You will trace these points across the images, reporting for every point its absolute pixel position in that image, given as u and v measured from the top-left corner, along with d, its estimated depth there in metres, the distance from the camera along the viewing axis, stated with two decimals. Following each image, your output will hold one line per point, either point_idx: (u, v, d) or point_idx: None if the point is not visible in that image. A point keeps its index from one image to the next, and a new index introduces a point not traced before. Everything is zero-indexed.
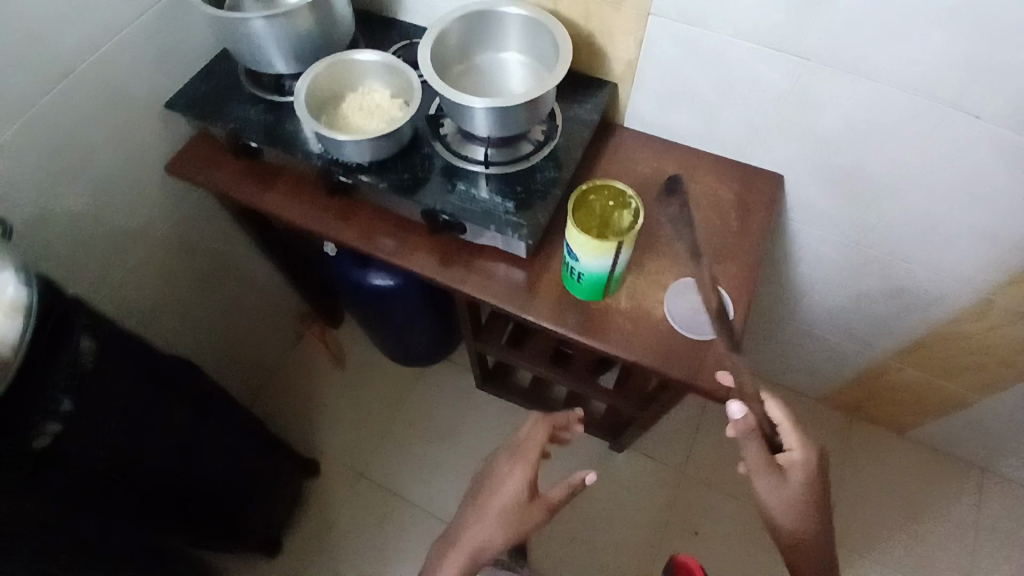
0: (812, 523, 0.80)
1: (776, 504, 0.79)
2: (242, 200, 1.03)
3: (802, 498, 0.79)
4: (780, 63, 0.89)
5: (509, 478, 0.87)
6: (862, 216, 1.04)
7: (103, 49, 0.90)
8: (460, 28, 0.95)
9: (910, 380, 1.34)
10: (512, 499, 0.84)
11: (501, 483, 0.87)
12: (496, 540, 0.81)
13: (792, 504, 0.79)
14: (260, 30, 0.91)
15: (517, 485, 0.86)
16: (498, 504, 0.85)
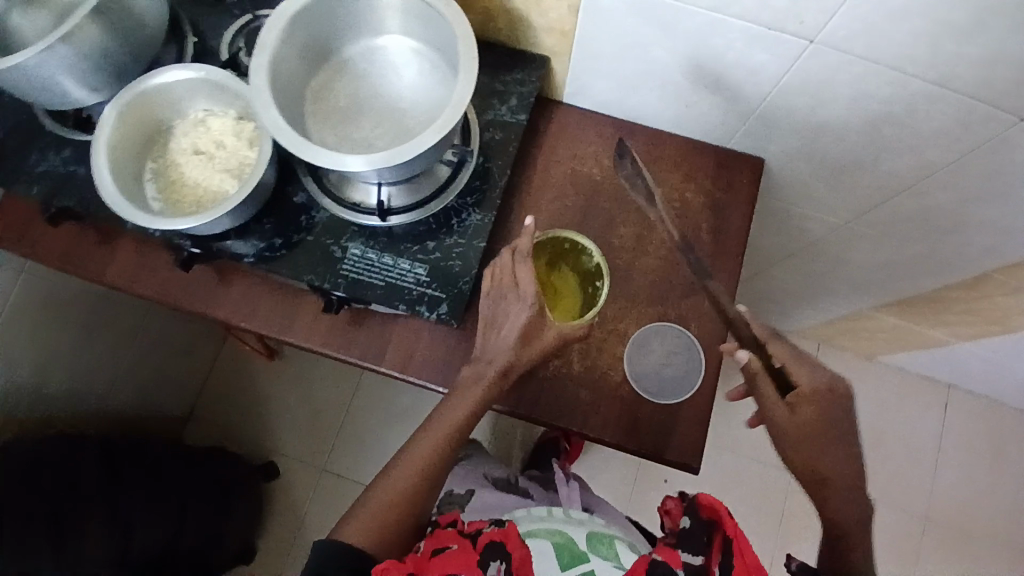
0: (839, 462, 0.67)
1: (790, 446, 0.67)
2: (79, 274, 0.80)
3: (818, 437, 0.66)
4: (772, 45, 0.64)
5: (515, 308, 0.68)
6: (858, 195, 0.85)
7: None
8: (314, 16, 0.67)
9: (889, 325, 1.24)
10: (520, 334, 0.67)
11: (504, 311, 0.69)
12: (513, 367, 0.68)
13: (809, 445, 0.66)
14: (31, 65, 0.64)
15: (526, 310, 0.67)
16: (505, 334, 0.68)
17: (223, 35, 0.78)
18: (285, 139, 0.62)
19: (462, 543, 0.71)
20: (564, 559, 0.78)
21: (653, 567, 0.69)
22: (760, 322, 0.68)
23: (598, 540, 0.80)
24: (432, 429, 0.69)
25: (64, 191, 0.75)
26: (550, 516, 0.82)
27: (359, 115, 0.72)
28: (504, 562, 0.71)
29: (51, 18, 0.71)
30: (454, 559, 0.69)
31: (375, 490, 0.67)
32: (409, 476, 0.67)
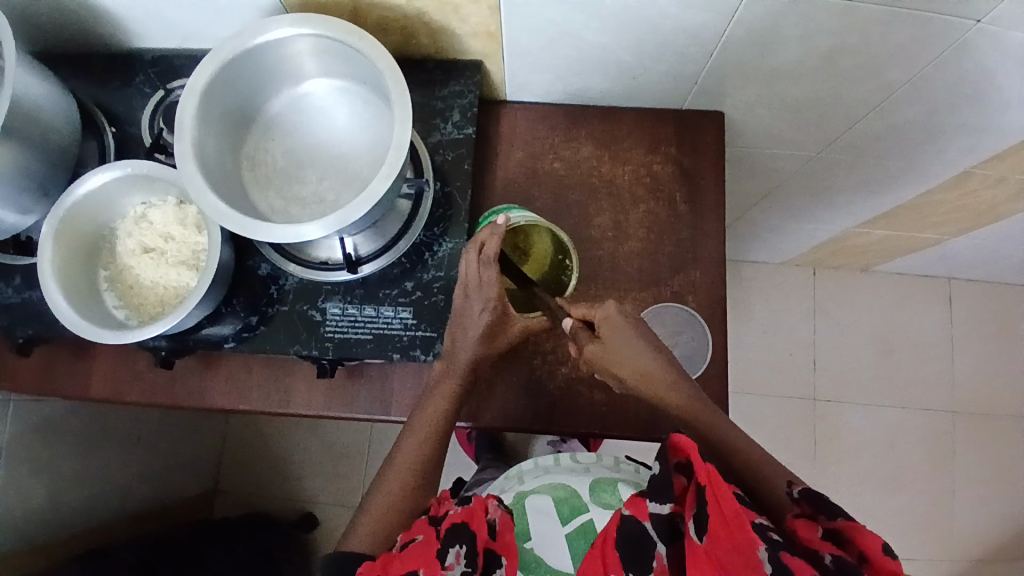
0: (649, 359, 0.65)
1: (621, 363, 0.65)
2: (65, 396, 0.77)
3: (615, 356, 0.65)
4: (710, 3, 0.61)
5: (473, 299, 0.65)
6: (821, 123, 0.82)
7: None
8: (226, 82, 0.63)
9: (878, 239, 1.23)
10: (484, 329, 0.65)
11: (467, 300, 0.65)
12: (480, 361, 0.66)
13: (618, 359, 0.65)
14: None
15: (486, 308, 0.65)
16: (472, 333, 0.65)
17: (140, 117, 0.74)
18: (233, 223, 0.59)
19: (428, 533, 0.57)
20: (564, 511, 0.69)
21: (623, 524, 0.55)
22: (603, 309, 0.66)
23: (603, 490, 0.71)
24: (418, 424, 0.65)
25: (23, 319, 0.73)
26: (556, 465, 0.74)
27: (300, 170, 0.68)
28: (466, 546, 0.55)
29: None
30: (412, 552, 0.55)
31: (374, 495, 0.63)
32: (408, 473, 0.64)
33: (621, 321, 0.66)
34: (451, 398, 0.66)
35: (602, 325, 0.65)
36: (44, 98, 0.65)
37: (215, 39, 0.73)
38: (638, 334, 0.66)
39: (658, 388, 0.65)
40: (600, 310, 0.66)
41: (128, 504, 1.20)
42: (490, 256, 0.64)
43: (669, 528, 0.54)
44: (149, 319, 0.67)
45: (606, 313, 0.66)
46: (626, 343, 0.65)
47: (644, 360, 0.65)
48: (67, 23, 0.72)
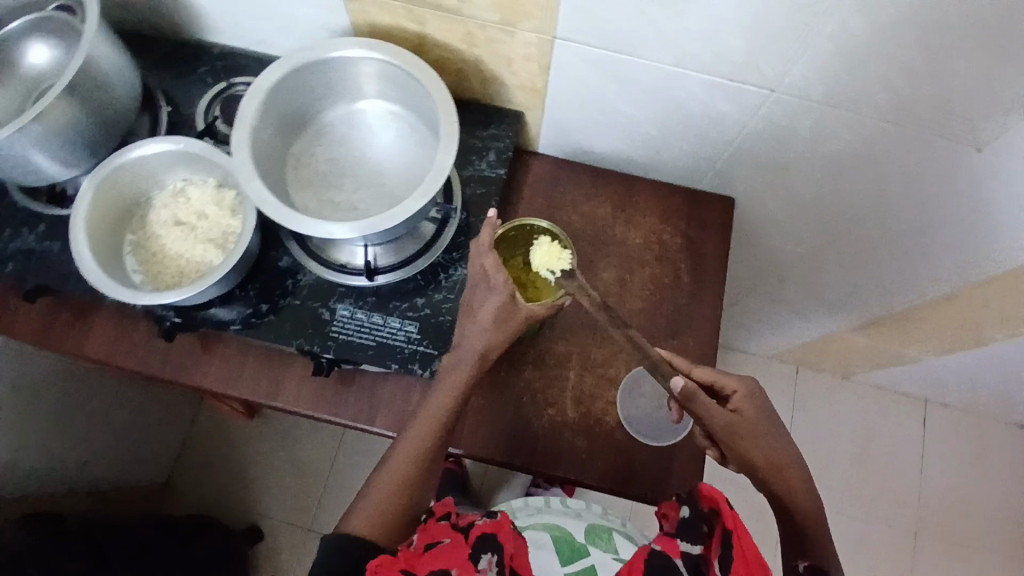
0: (774, 448, 0.63)
1: (745, 445, 0.62)
2: (59, 351, 0.78)
3: (741, 432, 0.62)
4: (737, 95, 0.69)
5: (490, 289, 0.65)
6: (826, 222, 0.89)
7: None
8: (291, 86, 0.68)
9: (863, 346, 1.28)
10: (492, 315, 0.65)
11: (474, 292, 0.67)
12: (491, 349, 0.66)
13: (745, 437, 0.62)
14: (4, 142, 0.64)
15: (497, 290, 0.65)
16: (481, 318, 0.65)
17: (196, 103, 0.78)
18: (272, 211, 0.62)
19: (456, 538, 0.62)
20: (564, 552, 0.71)
21: (653, 556, 0.61)
22: (742, 381, 0.64)
23: (598, 534, 0.73)
24: (424, 411, 0.64)
25: (38, 268, 0.75)
26: (547, 507, 0.74)
27: (340, 179, 0.73)
28: (497, 554, 0.63)
29: (16, 92, 0.77)
30: (445, 552, 0.60)
31: (376, 480, 0.61)
32: (412, 462, 0.61)
33: (761, 403, 0.64)
34: (456, 388, 0.64)
35: (738, 402, 0.63)
36: (115, 69, 0.70)
37: (284, 48, 0.79)
38: (771, 423, 0.64)
39: (788, 480, 0.63)
40: (738, 384, 0.64)
41: (84, 476, 1.16)
42: (486, 244, 0.65)
43: (694, 565, 0.60)
44: (163, 288, 0.69)
45: (745, 390, 0.64)
46: (758, 429, 0.63)
47: (776, 449, 0.63)
48: (152, 10, 0.78)
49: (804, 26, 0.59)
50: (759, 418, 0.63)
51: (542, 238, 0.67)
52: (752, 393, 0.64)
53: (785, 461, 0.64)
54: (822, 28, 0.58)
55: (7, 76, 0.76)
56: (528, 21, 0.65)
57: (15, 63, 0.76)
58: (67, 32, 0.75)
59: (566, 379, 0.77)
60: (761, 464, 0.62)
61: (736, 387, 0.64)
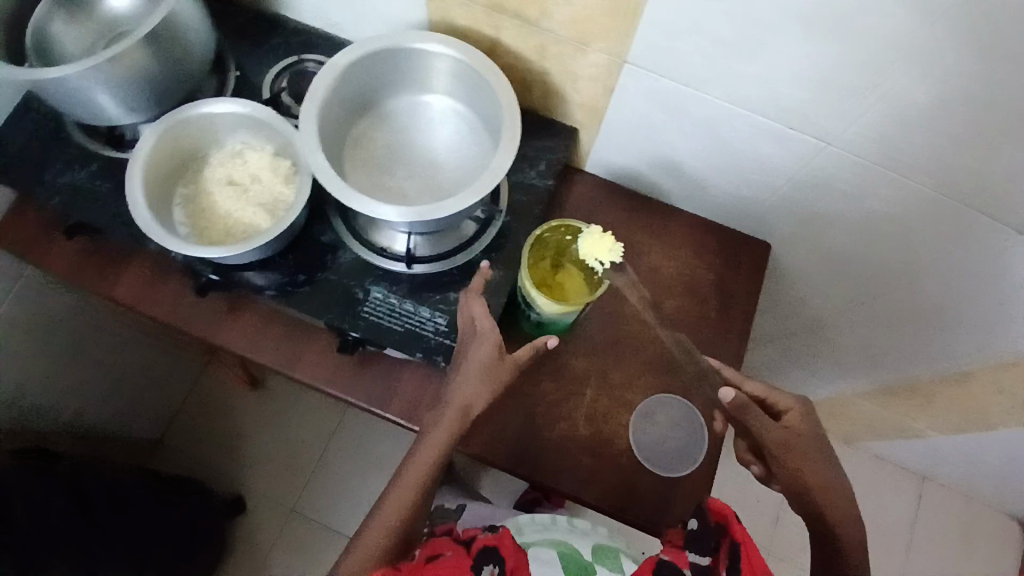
0: (822, 472, 0.61)
1: (790, 462, 0.60)
2: (89, 290, 0.79)
3: (789, 448, 0.61)
4: (792, 143, 0.70)
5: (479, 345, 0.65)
6: (856, 282, 0.90)
7: None
8: (365, 69, 0.70)
9: (871, 413, 1.28)
10: (478, 365, 0.64)
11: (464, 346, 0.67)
12: (477, 404, 0.64)
13: (792, 454, 0.61)
14: (77, 78, 0.66)
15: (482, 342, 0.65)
16: (466, 371, 0.64)
17: (265, 73, 0.81)
18: (329, 184, 0.63)
19: (456, 552, 0.62)
20: (570, 567, 0.69)
21: (659, 567, 0.60)
22: (797, 399, 0.63)
23: (605, 556, 0.73)
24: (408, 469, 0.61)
25: (83, 205, 0.76)
26: (554, 524, 0.76)
27: (394, 166, 0.74)
28: (499, 566, 0.61)
29: (90, 35, 0.80)
30: (443, 565, 0.60)
31: (359, 542, 0.58)
32: (394, 521, 0.58)
33: (814, 426, 0.62)
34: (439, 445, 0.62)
35: (792, 419, 0.62)
36: (195, 25, 0.72)
37: (358, 33, 0.82)
38: (823, 447, 0.62)
39: (835, 509, 0.60)
40: (793, 402, 0.62)
41: (82, 421, 1.15)
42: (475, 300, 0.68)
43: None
44: (207, 243, 0.70)
45: (801, 408, 0.62)
46: (807, 451, 0.61)
47: (826, 477, 0.61)
48: None
49: (869, 86, 0.60)
50: (811, 438, 0.61)
51: (594, 226, 0.69)
52: (806, 414, 0.62)
53: (835, 489, 0.61)
54: (888, 91, 0.60)
55: (87, 15, 0.80)
56: (602, 42, 0.67)
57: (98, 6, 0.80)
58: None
59: (582, 396, 0.78)
60: (806, 482, 0.60)
61: (790, 403, 0.62)
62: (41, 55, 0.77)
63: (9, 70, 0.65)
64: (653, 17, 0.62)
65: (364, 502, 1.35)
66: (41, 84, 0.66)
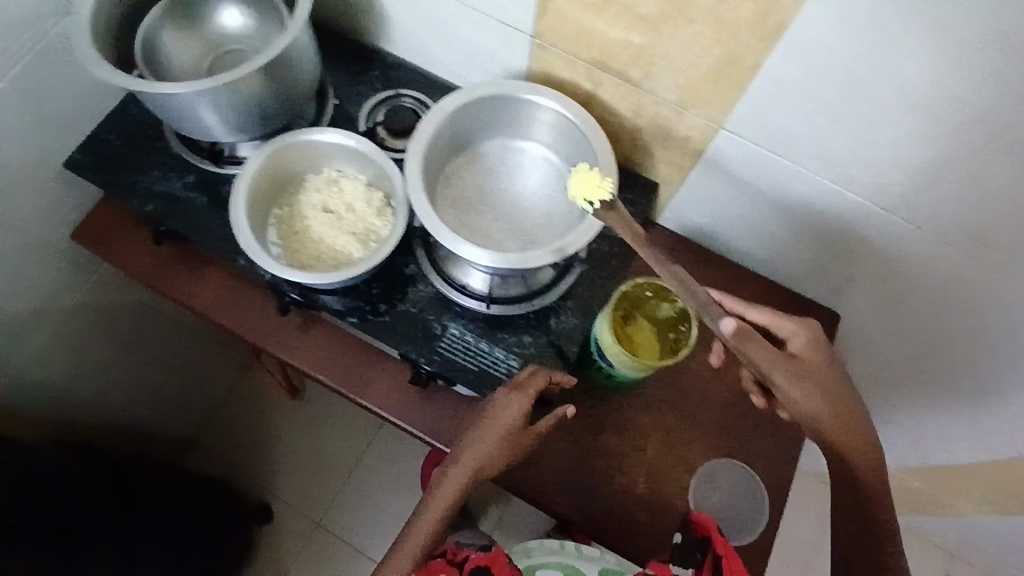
0: (841, 403, 0.59)
1: (805, 389, 0.58)
2: (167, 295, 0.80)
3: (802, 373, 0.59)
4: (879, 221, 0.71)
5: (504, 408, 0.67)
6: (919, 359, 0.90)
7: None
8: (468, 113, 0.72)
9: (909, 485, 1.25)
10: (505, 436, 0.66)
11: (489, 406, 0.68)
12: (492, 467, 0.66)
13: (810, 382, 0.59)
14: (188, 95, 0.67)
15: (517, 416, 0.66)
16: (489, 436, 0.66)
17: (360, 103, 0.83)
18: (430, 225, 0.66)
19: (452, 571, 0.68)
20: None
21: None
22: (806, 323, 0.62)
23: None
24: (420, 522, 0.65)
25: (171, 213, 0.76)
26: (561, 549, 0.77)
27: (482, 207, 0.76)
28: None
29: (198, 49, 0.78)
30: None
31: None
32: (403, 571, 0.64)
33: (826, 349, 0.61)
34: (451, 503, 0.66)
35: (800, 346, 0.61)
36: (306, 54, 0.73)
37: (451, 70, 0.83)
38: (839, 369, 0.61)
39: (853, 440, 0.60)
40: (799, 328, 0.62)
41: (126, 418, 1.15)
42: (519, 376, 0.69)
43: None
44: (298, 266, 0.72)
45: (808, 334, 0.61)
46: (824, 374, 0.60)
47: (845, 405, 0.60)
48: (341, 9, 0.82)
49: (972, 181, 0.61)
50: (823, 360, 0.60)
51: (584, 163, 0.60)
52: (817, 338, 0.61)
53: (852, 413, 0.60)
54: (992, 186, 0.61)
55: (196, 28, 0.77)
56: (702, 108, 0.68)
57: (209, 19, 0.77)
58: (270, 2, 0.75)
59: (642, 452, 0.78)
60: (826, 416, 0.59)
61: (795, 330, 0.62)
62: (149, 63, 0.74)
63: (123, 78, 0.66)
64: (759, 91, 0.63)
65: (389, 523, 1.34)
66: (152, 97, 0.67)
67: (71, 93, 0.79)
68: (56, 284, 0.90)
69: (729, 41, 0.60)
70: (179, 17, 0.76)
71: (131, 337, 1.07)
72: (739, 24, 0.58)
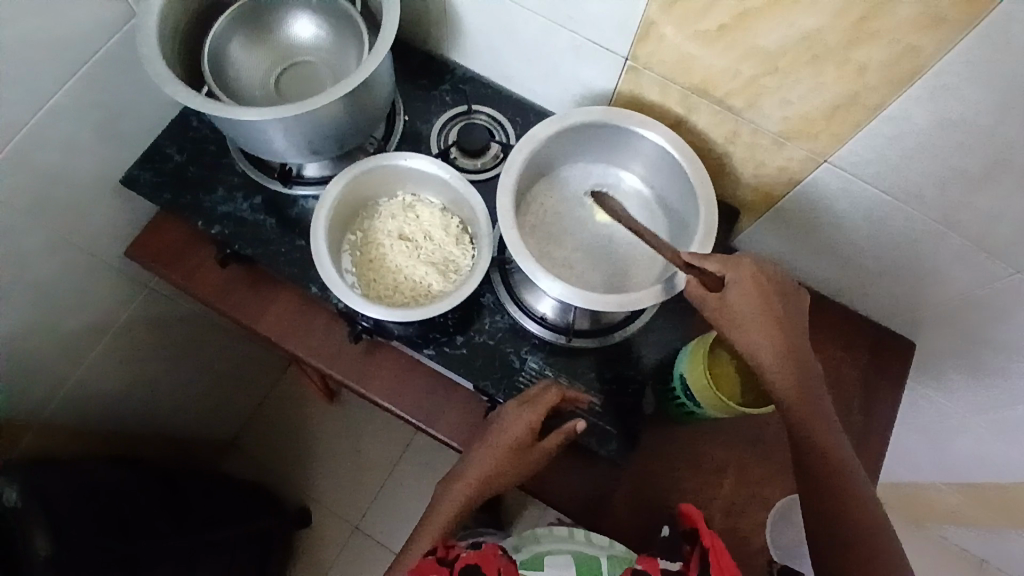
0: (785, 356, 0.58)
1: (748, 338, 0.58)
2: (229, 317, 0.78)
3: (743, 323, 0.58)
4: (980, 265, 0.68)
5: (512, 423, 0.65)
6: (994, 394, 0.87)
7: (37, 125, 0.66)
8: (558, 139, 0.69)
9: (955, 506, 1.24)
10: (506, 450, 0.65)
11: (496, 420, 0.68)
12: (496, 481, 0.66)
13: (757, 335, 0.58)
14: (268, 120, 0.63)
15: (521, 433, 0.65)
16: (492, 450, 0.66)
17: (432, 120, 0.79)
18: (523, 262, 0.63)
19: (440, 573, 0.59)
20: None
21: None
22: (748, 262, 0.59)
23: (621, 565, 0.64)
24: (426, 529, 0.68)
25: (241, 236, 0.74)
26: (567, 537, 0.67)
27: (563, 235, 0.73)
28: None
29: (267, 59, 0.73)
30: None
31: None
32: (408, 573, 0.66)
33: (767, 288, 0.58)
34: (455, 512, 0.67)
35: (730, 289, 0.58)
36: (387, 73, 0.69)
37: (528, 87, 0.79)
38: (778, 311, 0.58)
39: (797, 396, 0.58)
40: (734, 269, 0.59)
41: (170, 425, 1.13)
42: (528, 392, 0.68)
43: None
44: (374, 297, 0.69)
45: (745, 274, 0.58)
46: (763, 320, 0.58)
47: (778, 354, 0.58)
48: (415, 18, 0.78)
49: None
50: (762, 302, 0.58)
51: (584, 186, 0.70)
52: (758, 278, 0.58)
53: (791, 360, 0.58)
54: None
55: (266, 37, 0.73)
56: (808, 141, 0.65)
57: (280, 28, 0.73)
58: (343, 12, 0.71)
59: (718, 486, 0.77)
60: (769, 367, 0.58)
61: (734, 271, 0.59)
62: (217, 76, 0.70)
63: (200, 101, 0.61)
64: (878, 130, 0.60)
65: None
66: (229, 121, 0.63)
67: (134, 105, 0.76)
68: (111, 297, 0.87)
69: (854, 78, 0.57)
70: (248, 26, 0.72)
71: (180, 348, 1.04)
72: (868, 62, 0.55)
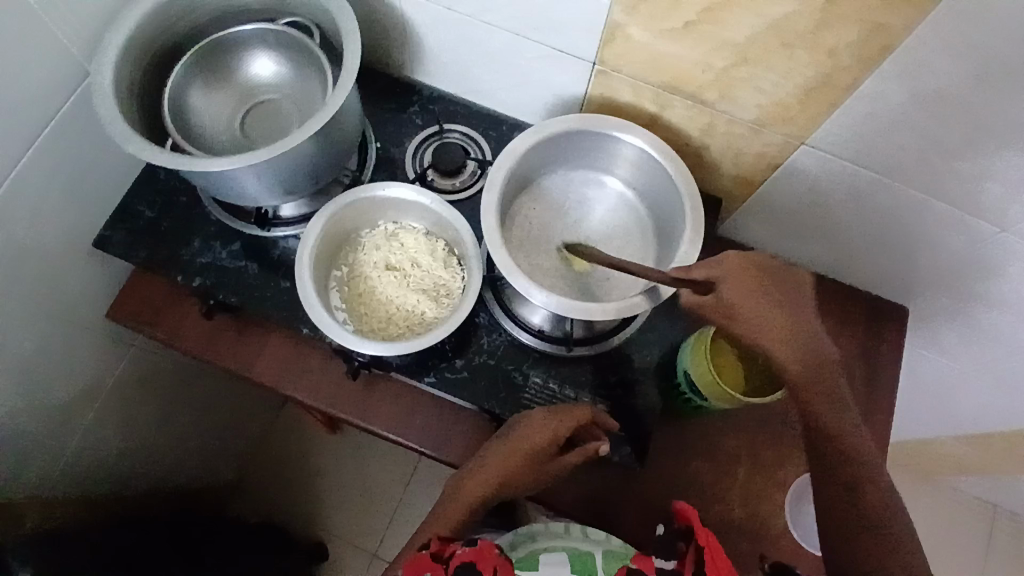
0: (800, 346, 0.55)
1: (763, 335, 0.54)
2: (223, 368, 0.76)
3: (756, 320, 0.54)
4: (966, 227, 0.68)
5: (535, 431, 0.64)
6: (991, 348, 0.88)
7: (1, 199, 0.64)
8: (535, 151, 0.68)
9: (964, 456, 1.25)
10: (521, 455, 0.63)
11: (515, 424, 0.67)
12: (511, 483, 0.65)
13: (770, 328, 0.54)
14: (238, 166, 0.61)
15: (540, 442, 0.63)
16: (505, 450, 0.64)
17: (404, 143, 0.78)
18: (515, 280, 0.62)
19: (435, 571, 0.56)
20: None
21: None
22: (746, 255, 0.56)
23: (618, 561, 0.58)
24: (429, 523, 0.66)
25: (225, 284, 0.72)
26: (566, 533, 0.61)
27: (551, 246, 0.72)
28: None
29: (229, 103, 0.72)
30: None
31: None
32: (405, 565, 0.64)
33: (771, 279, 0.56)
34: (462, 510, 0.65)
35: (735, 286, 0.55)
36: (354, 103, 0.68)
37: (498, 100, 0.78)
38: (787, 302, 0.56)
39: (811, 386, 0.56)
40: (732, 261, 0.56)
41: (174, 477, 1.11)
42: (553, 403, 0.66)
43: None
44: (368, 331, 0.68)
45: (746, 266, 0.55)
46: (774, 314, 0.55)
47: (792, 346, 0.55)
48: (376, 43, 0.77)
49: None
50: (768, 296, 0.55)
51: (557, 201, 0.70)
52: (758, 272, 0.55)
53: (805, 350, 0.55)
54: None
55: (226, 81, 0.72)
56: (784, 126, 0.65)
57: (239, 70, 0.72)
58: (303, 48, 0.70)
59: (734, 475, 0.77)
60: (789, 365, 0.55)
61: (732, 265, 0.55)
62: (179, 125, 0.69)
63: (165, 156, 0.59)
64: (852, 109, 0.60)
65: None
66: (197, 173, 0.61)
67: (99, 164, 0.74)
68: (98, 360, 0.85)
69: (824, 61, 0.57)
70: (206, 72, 0.70)
71: (174, 398, 1.02)
72: (837, 44, 0.55)
